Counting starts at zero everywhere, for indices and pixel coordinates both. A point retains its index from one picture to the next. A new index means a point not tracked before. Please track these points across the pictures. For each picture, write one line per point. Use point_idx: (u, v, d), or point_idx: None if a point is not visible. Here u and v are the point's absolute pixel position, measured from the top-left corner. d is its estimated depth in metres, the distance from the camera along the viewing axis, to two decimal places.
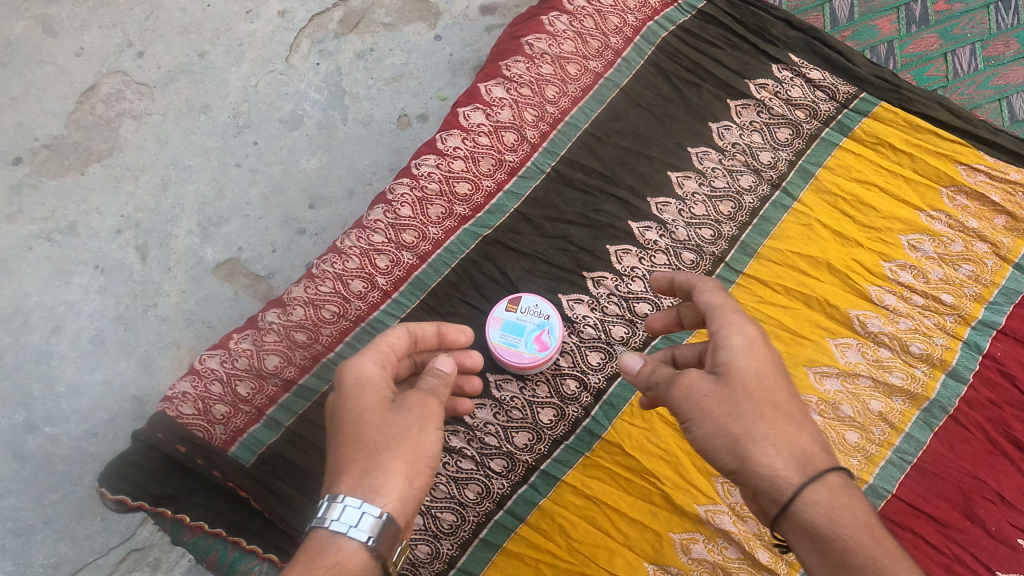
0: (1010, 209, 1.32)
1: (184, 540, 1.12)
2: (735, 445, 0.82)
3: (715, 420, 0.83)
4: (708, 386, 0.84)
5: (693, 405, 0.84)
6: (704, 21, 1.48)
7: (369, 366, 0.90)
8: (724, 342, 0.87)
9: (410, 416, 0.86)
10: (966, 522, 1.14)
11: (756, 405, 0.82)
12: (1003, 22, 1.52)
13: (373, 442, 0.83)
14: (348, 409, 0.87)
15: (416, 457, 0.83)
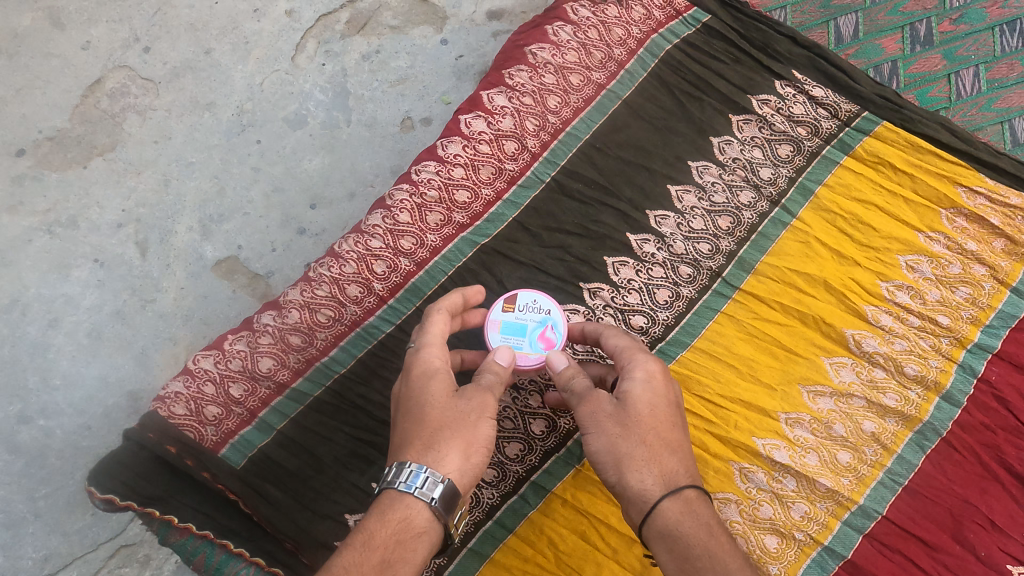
0: (1009, 232, 1.32)
1: (171, 541, 1.11)
2: (614, 456, 0.88)
3: (603, 430, 0.89)
4: (604, 402, 0.91)
5: (591, 416, 0.91)
6: (708, 35, 1.48)
7: (432, 355, 0.95)
8: (627, 373, 0.93)
9: (474, 403, 0.91)
10: (955, 546, 1.14)
11: (645, 428, 0.89)
12: (1008, 44, 1.51)
13: (437, 420, 0.89)
14: (418, 386, 0.92)
15: (479, 439, 0.89)
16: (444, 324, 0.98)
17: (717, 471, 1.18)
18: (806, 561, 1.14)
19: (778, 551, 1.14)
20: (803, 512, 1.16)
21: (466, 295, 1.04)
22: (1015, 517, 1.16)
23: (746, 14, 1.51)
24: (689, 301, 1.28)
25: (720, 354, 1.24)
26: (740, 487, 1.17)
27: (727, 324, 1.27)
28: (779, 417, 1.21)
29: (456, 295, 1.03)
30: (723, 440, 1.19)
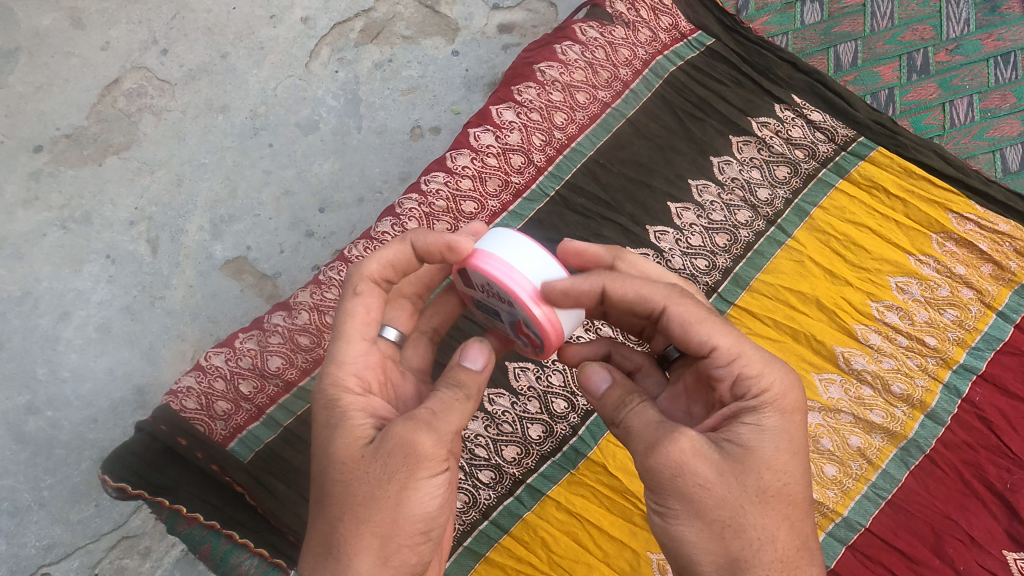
0: (997, 258, 1.36)
1: (179, 529, 1.16)
2: (719, 560, 0.72)
3: (709, 524, 0.72)
4: (699, 483, 0.72)
5: (682, 494, 0.73)
6: (711, 58, 1.53)
7: (349, 389, 0.82)
8: (749, 417, 0.76)
9: (390, 466, 0.75)
10: (936, 560, 1.18)
11: (766, 522, 0.73)
12: (1002, 75, 1.56)
13: (344, 495, 0.77)
14: (326, 439, 0.80)
15: (401, 519, 0.75)
16: (367, 310, 0.84)
17: None
18: None
19: None
20: None
21: (418, 245, 0.85)
22: (994, 534, 1.19)
23: (749, 39, 1.56)
24: None
25: None
26: None
27: None
28: None
29: (401, 245, 0.86)
30: None
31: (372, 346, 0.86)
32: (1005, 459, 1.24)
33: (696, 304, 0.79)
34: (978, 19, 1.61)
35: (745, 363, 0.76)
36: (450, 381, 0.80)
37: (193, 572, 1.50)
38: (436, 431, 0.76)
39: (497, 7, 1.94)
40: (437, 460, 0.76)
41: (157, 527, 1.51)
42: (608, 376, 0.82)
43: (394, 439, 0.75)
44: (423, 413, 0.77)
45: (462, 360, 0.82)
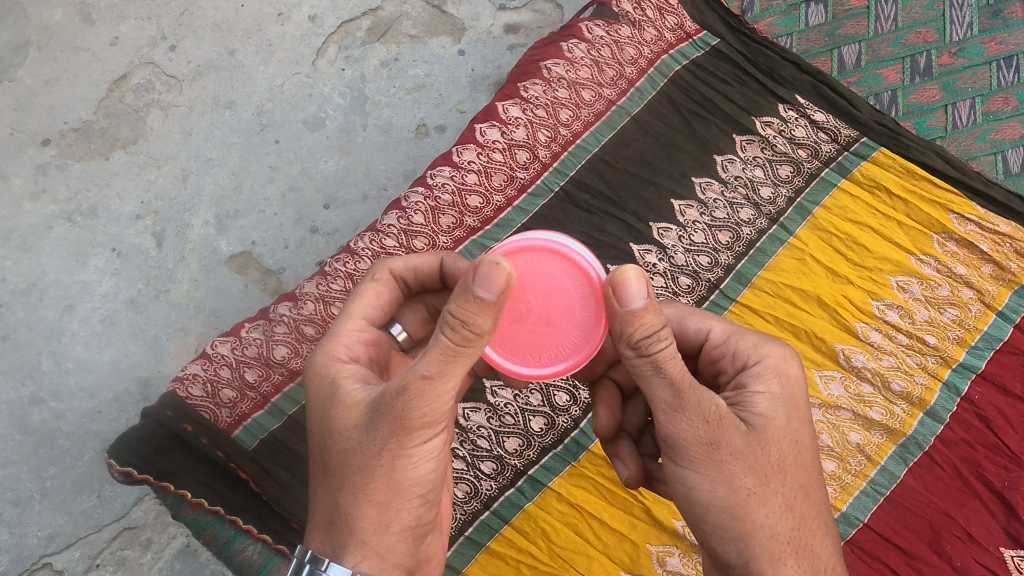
0: (997, 258, 1.37)
1: (184, 515, 1.18)
2: (743, 528, 0.73)
3: (734, 492, 0.73)
4: (729, 448, 0.73)
5: (712, 460, 0.73)
6: (716, 57, 1.55)
7: (340, 361, 0.82)
8: (760, 386, 0.78)
9: (381, 435, 0.74)
10: (932, 556, 1.19)
11: (784, 490, 0.75)
12: (1004, 78, 1.58)
13: (341, 465, 0.78)
14: (321, 410, 0.80)
15: (397, 484, 0.76)
16: (376, 295, 0.90)
17: None
18: None
19: None
20: None
21: (445, 261, 0.93)
22: (991, 532, 1.20)
23: (754, 39, 1.57)
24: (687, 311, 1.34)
25: None
26: None
27: None
28: None
29: (430, 257, 0.93)
30: None
31: (369, 325, 0.88)
32: (1003, 457, 1.25)
33: (683, 309, 0.87)
34: (982, 23, 1.62)
35: (741, 339, 0.82)
36: (453, 321, 0.69)
37: (194, 564, 1.51)
38: (430, 394, 0.72)
39: (504, 7, 1.95)
40: (430, 426, 0.74)
41: (158, 519, 1.52)
42: (645, 296, 0.70)
43: (383, 410, 0.74)
44: (417, 378, 0.71)
45: (475, 286, 0.68)
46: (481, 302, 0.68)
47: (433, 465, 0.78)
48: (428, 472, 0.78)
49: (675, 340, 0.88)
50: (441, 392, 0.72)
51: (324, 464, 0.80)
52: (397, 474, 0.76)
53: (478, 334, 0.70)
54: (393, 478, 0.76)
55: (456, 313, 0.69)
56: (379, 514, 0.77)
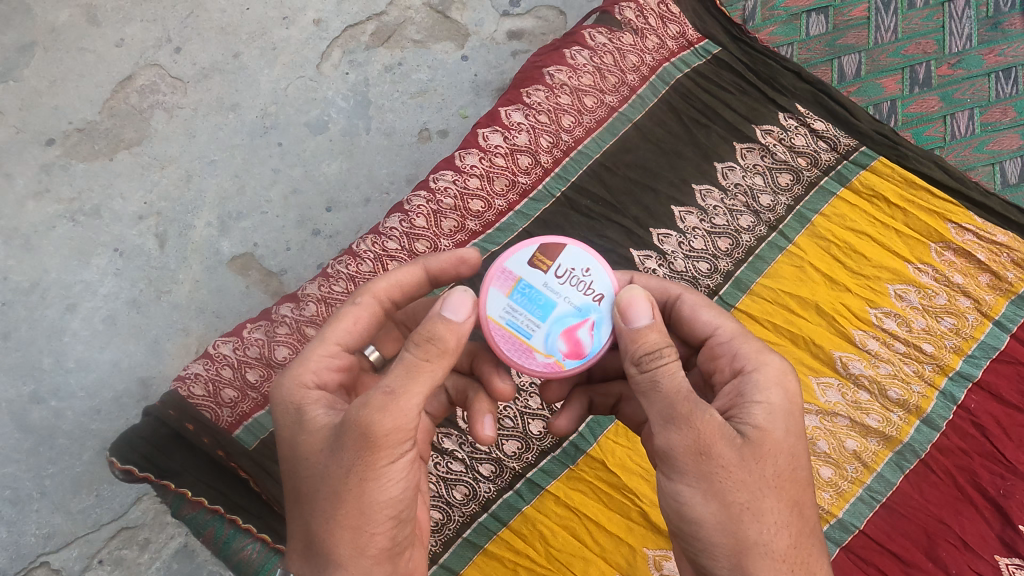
0: (994, 268, 1.39)
1: (184, 513, 1.19)
2: (737, 544, 0.74)
3: (726, 507, 0.73)
4: (723, 463, 0.73)
5: (705, 475, 0.73)
6: (717, 66, 1.56)
7: (303, 387, 0.83)
8: (759, 398, 0.78)
9: (345, 461, 0.75)
10: (927, 563, 1.20)
11: (779, 507, 0.75)
12: (1002, 90, 1.59)
13: (311, 490, 0.79)
14: (289, 437, 0.82)
15: (367, 508, 0.76)
16: (354, 320, 0.88)
17: None
18: None
19: None
20: None
21: (429, 267, 0.92)
22: (987, 539, 1.21)
23: (755, 48, 1.59)
24: None
25: None
26: None
27: None
28: None
29: (413, 269, 0.92)
30: None
31: (343, 351, 0.88)
32: (1000, 466, 1.26)
33: (700, 300, 0.88)
34: (981, 35, 1.64)
35: (746, 343, 0.83)
36: (421, 338, 0.74)
37: (191, 564, 1.51)
38: (391, 411, 0.73)
39: (507, 13, 1.97)
40: (393, 448, 0.75)
41: (156, 519, 1.53)
42: (650, 316, 0.77)
43: (346, 431, 0.75)
44: (378, 396, 0.73)
45: (443, 311, 0.75)
46: (447, 324, 0.74)
47: (402, 487, 0.78)
48: (398, 495, 0.78)
49: (684, 328, 0.89)
50: (405, 409, 0.74)
51: (297, 492, 0.82)
52: (364, 500, 0.76)
53: (443, 350, 0.74)
54: (361, 505, 0.76)
55: (422, 334, 0.74)
56: (352, 541, 0.77)
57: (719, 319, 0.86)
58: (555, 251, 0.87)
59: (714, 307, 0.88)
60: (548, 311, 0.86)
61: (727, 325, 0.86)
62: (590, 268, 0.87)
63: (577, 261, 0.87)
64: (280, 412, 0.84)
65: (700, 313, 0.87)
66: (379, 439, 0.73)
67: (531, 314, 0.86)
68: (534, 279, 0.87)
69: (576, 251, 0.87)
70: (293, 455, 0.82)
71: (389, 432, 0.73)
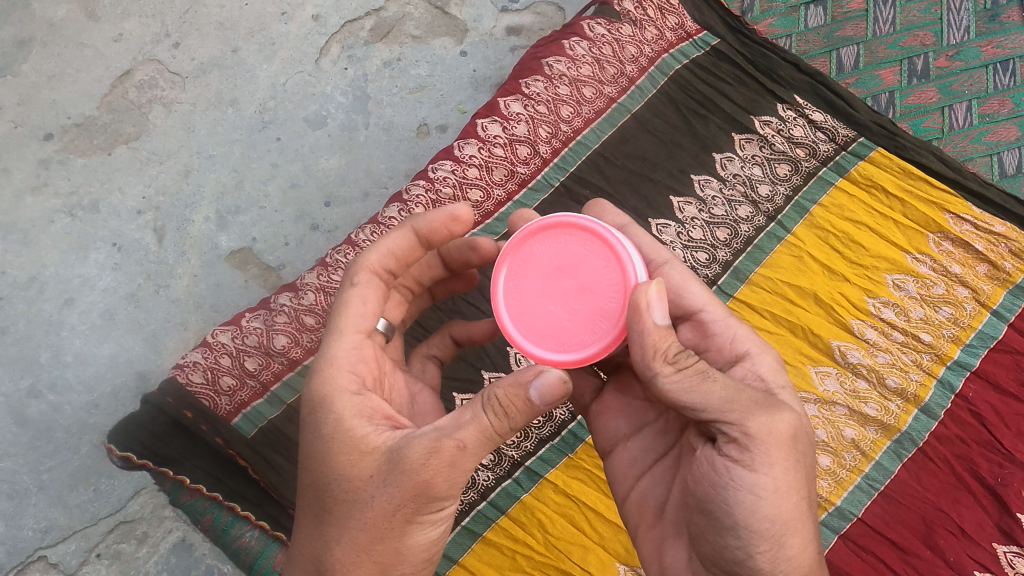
0: (992, 258, 1.39)
1: (183, 501, 1.21)
2: (800, 538, 0.73)
3: (798, 501, 0.73)
4: (802, 452, 0.74)
5: (788, 464, 0.73)
6: (716, 57, 1.56)
7: (348, 396, 0.79)
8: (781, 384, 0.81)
9: (397, 499, 0.73)
10: (926, 551, 1.19)
11: (814, 503, 0.79)
12: (1000, 81, 1.59)
13: (344, 511, 0.76)
14: (327, 445, 0.77)
15: (404, 547, 0.75)
16: (362, 300, 0.85)
17: None
18: None
19: None
20: None
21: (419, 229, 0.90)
22: (985, 527, 1.21)
23: (754, 40, 1.59)
24: None
25: None
26: None
27: None
28: None
29: (404, 233, 0.90)
30: None
31: (366, 338, 0.85)
32: (997, 454, 1.26)
33: (687, 272, 0.89)
34: (979, 27, 1.64)
35: (738, 327, 0.85)
36: (498, 405, 0.71)
37: (189, 558, 1.51)
38: (460, 465, 0.71)
39: (506, 10, 1.97)
40: (448, 498, 0.73)
41: (155, 513, 1.53)
42: (663, 313, 0.74)
43: (405, 472, 0.72)
44: (452, 447, 0.71)
45: (532, 389, 0.71)
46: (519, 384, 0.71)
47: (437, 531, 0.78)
48: (429, 540, 0.77)
49: (669, 299, 0.89)
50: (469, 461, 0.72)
51: (321, 501, 0.78)
52: (401, 539, 0.75)
53: (516, 414, 0.72)
54: (394, 543, 0.75)
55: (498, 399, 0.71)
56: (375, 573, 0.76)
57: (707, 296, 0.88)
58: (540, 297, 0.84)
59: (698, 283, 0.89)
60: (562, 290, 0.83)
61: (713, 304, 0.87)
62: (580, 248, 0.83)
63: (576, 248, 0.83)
64: (316, 416, 0.79)
65: (687, 285, 0.88)
66: (437, 487, 0.72)
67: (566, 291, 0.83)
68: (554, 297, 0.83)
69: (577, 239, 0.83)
70: (325, 462, 0.77)
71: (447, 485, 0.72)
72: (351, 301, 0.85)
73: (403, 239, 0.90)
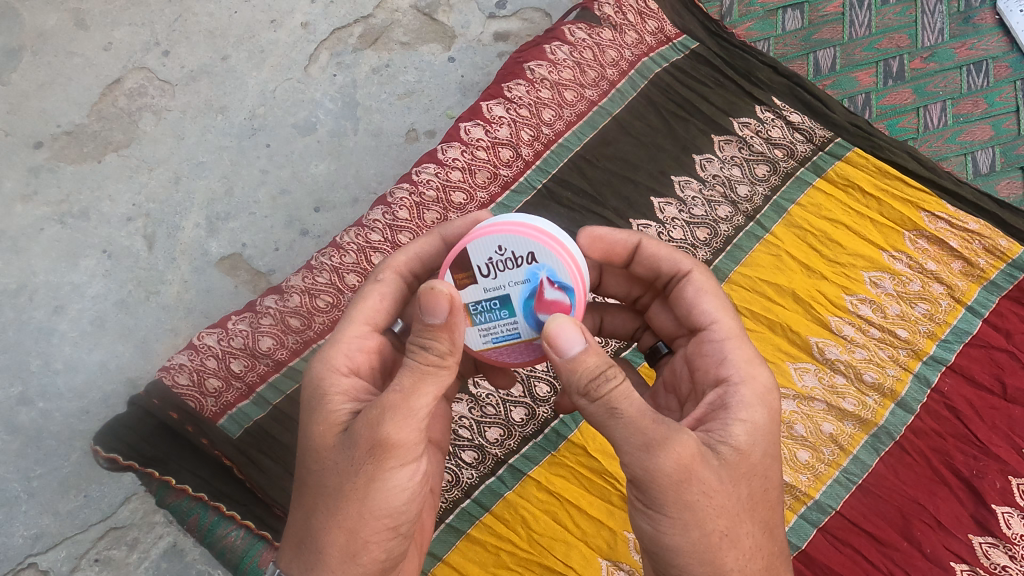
0: (966, 255, 1.41)
1: (169, 501, 1.22)
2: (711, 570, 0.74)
3: (705, 536, 0.73)
4: (728, 497, 0.74)
5: (683, 503, 0.72)
6: (695, 60, 1.59)
7: (336, 370, 0.81)
8: (741, 415, 0.77)
9: (356, 457, 0.74)
10: (904, 542, 1.21)
11: (753, 531, 0.77)
12: (974, 82, 1.63)
13: (318, 481, 0.77)
14: (307, 418, 0.80)
15: (368, 512, 0.75)
16: (382, 297, 0.87)
17: None
18: None
19: None
20: (786, 481, 1.24)
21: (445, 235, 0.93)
22: (961, 519, 1.23)
23: (732, 43, 1.61)
24: None
25: None
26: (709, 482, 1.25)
27: None
28: None
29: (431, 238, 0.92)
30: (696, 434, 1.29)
31: (375, 331, 0.86)
32: (972, 447, 1.28)
33: (706, 288, 0.88)
34: (952, 29, 1.69)
35: (737, 347, 0.83)
36: (417, 345, 0.72)
37: (180, 563, 1.51)
38: (405, 413, 0.71)
39: (494, 16, 1.99)
40: (407, 452, 0.74)
41: (146, 519, 1.53)
42: (582, 341, 0.73)
43: (360, 430, 0.73)
44: (393, 397, 0.71)
45: (423, 316, 0.70)
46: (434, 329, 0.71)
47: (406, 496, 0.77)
48: (394, 508, 0.77)
49: (683, 310, 0.89)
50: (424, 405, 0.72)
51: (303, 471, 0.80)
52: (363, 502, 0.75)
53: (449, 347, 0.72)
54: (358, 507, 0.75)
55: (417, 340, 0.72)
56: (346, 536, 0.76)
57: (723, 318, 0.86)
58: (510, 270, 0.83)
59: (723, 304, 0.87)
60: (510, 304, 0.83)
61: (727, 325, 0.85)
62: (535, 252, 0.81)
63: (521, 245, 0.81)
64: (307, 390, 0.82)
65: (706, 303, 0.87)
66: (389, 438, 0.72)
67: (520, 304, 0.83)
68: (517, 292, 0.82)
69: (518, 233, 0.81)
70: (308, 432, 0.80)
71: (394, 433, 0.72)
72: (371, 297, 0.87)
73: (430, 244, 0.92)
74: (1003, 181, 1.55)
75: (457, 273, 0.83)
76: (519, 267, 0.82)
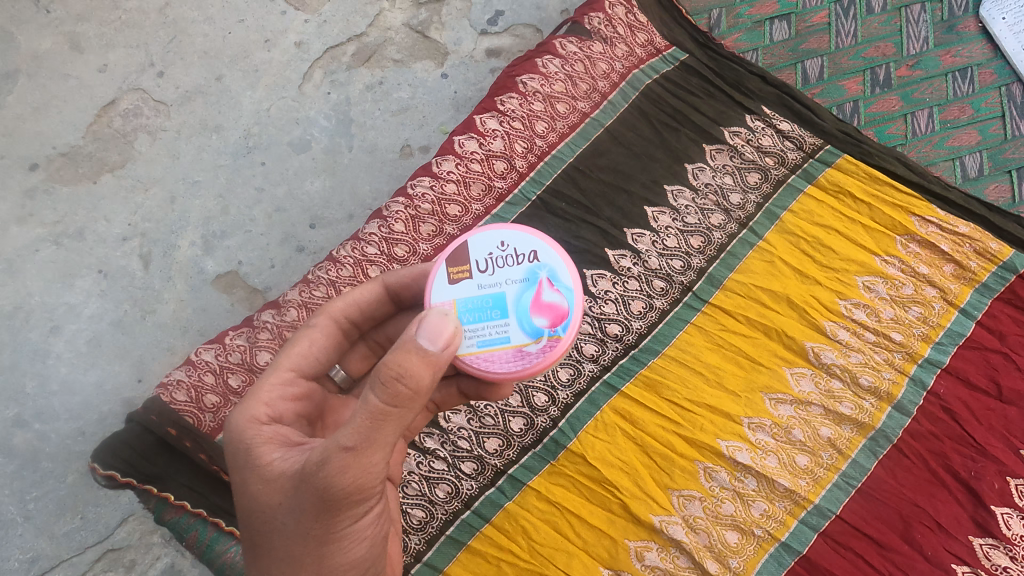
0: (958, 258, 1.42)
1: (168, 518, 1.23)
2: None
3: None
4: None
5: None
6: (686, 71, 1.61)
7: (257, 424, 0.83)
8: None
9: (306, 513, 0.74)
10: (904, 546, 1.23)
11: None
12: (960, 88, 1.67)
13: (271, 536, 0.79)
14: (243, 475, 0.81)
15: (327, 567, 0.77)
16: (310, 342, 0.92)
17: (683, 470, 1.27)
18: (764, 557, 1.23)
19: (738, 546, 1.23)
20: (786, 486, 1.26)
21: (388, 284, 0.95)
22: (960, 521, 1.24)
23: (722, 54, 1.63)
24: (662, 312, 1.38)
25: (689, 361, 1.34)
26: (704, 485, 1.26)
27: (696, 335, 1.37)
28: (743, 421, 1.30)
29: (371, 286, 0.95)
30: (688, 441, 1.29)
31: (299, 376, 0.91)
32: (969, 448, 1.29)
33: None
34: (937, 37, 1.71)
35: None
36: (393, 374, 0.69)
37: None
38: (354, 469, 0.71)
39: (486, 32, 2.00)
40: (357, 501, 0.74)
41: (143, 540, 1.52)
42: None
43: (308, 490, 0.73)
44: (341, 455, 0.71)
45: (418, 337, 0.71)
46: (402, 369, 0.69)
47: (365, 538, 0.79)
48: (353, 552, 0.78)
49: None
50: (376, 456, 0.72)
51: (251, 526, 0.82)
52: (321, 554, 0.77)
53: (414, 388, 0.70)
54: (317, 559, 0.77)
55: (390, 374, 0.69)
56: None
57: None
58: (532, 282, 0.85)
59: None
60: (501, 301, 0.85)
61: None
62: (537, 252, 0.86)
63: (525, 243, 0.86)
64: (235, 449, 0.82)
65: None
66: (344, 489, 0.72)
67: (494, 321, 0.84)
68: (512, 326, 0.84)
69: (521, 230, 0.86)
70: (247, 485, 0.81)
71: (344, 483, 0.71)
72: (302, 337, 0.92)
73: (373, 293, 0.95)
74: (991, 185, 1.59)
75: (453, 268, 0.86)
76: (519, 264, 0.86)
